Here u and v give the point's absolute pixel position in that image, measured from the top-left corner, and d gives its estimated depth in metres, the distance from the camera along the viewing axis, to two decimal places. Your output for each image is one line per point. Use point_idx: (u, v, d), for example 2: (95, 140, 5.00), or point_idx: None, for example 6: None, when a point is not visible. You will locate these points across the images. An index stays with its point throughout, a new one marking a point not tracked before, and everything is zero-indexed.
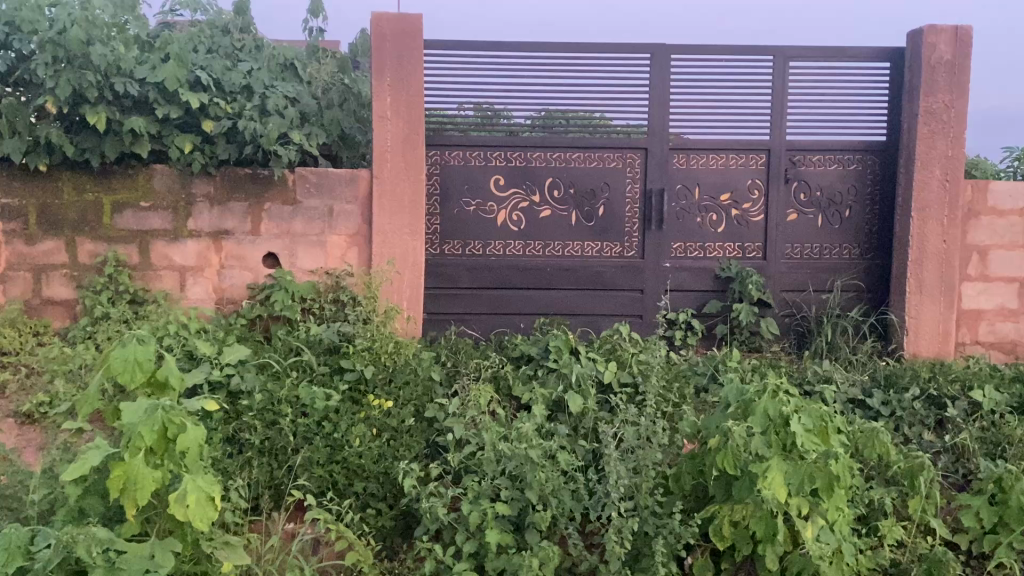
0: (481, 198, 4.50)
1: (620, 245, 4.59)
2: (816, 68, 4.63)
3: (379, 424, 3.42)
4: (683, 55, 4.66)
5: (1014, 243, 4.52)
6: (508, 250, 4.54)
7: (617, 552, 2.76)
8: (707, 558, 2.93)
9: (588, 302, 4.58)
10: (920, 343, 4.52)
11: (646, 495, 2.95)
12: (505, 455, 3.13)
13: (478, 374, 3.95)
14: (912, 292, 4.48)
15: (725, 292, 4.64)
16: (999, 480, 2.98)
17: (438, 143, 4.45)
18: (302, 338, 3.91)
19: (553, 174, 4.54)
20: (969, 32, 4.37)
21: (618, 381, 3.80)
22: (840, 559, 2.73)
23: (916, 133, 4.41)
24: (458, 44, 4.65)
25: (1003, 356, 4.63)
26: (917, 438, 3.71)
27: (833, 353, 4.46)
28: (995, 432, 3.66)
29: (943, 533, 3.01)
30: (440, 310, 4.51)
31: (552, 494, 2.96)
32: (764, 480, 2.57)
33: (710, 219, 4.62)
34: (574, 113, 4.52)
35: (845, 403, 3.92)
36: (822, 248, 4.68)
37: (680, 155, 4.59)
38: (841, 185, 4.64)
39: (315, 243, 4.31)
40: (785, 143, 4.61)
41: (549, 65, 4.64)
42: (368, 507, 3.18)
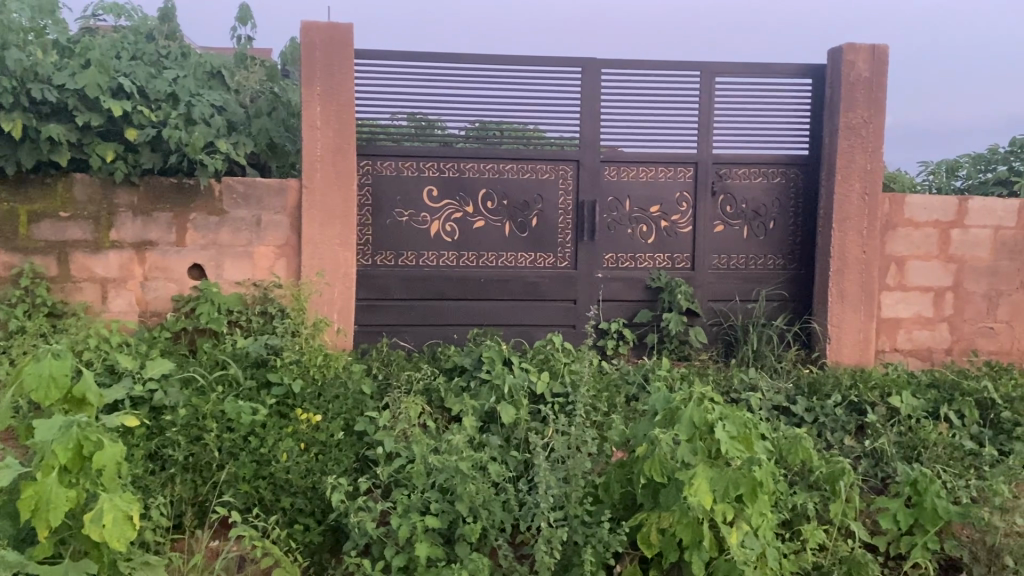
0: (414, 208, 4.49)
1: (552, 256, 4.63)
2: (742, 84, 4.75)
3: (308, 438, 3.38)
4: (613, 69, 4.74)
5: (929, 253, 4.71)
6: (441, 261, 4.54)
7: (546, 562, 2.78)
8: (635, 565, 2.96)
9: (521, 312, 4.60)
10: (842, 351, 4.66)
11: (576, 504, 2.96)
12: (435, 467, 3.11)
13: (409, 386, 3.93)
14: (834, 301, 4.62)
15: (655, 302, 4.72)
16: (914, 483, 3.09)
17: (370, 153, 4.42)
18: (229, 352, 3.84)
19: (486, 185, 4.55)
20: (886, 51, 4.54)
21: (550, 391, 3.82)
22: (764, 563, 2.78)
23: (837, 148, 4.55)
24: (391, 55, 4.64)
25: (919, 363, 4.80)
26: (839, 444, 3.82)
27: (759, 361, 4.56)
28: (911, 436, 3.79)
29: (863, 535, 3.09)
30: (372, 322, 4.47)
31: (482, 506, 2.96)
32: (690, 487, 2.61)
33: (640, 230, 4.70)
34: (508, 124, 4.54)
35: (770, 410, 4.02)
36: (748, 259, 4.80)
37: (611, 167, 4.65)
38: (766, 198, 4.77)
39: (243, 254, 4.24)
40: (712, 156, 4.71)
41: (484, 76, 4.67)
42: (296, 523, 3.15)
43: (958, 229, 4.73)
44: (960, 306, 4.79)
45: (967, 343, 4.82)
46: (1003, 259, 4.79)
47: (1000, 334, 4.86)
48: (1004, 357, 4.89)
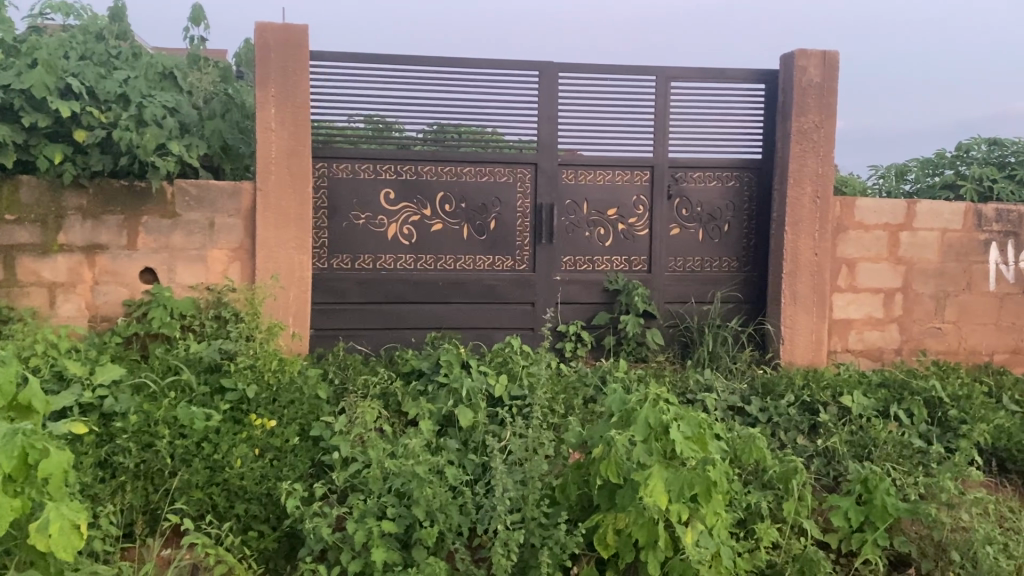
0: (371, 211, 4.47)
1: (511, 259, 4.64)
2: (696, 88, 4.80)
3: (263, 444, 3.32)
4: (570, 73, 4.76)
5: (879, 255, 4.81)
6: (399, 264, 4.52)
7: (503, 564, 2.78)
8: (592, 566, 2.96)
9: (479, 315, 4.60)
10: (795, 352, 4.73)
11: (533, 506, 2.97)
12: (392, 471, 3.10)
13: (366, 391, 3.91)
14: (787, 303, 4.70)
15: (613, 304, 4.75)
16: (865, 481, 3.15)
17: (326, 155, 4.39)
18: (181, 357, 3.78)
19: (443, 188, 4.54)
20: (836, 57, 4.63)
21: (508, 394, 3.82)
22: (719, 562, 2.81)
23: (790, 152, 4.63)
24: (349, 56, 4.62)
25: (870, 363, 4.90)
26: (792, 443, 3.89)
27: (715, 362, 4.62)
28: (862, 435, 3.86)
29: (815, 533, 3.14)
30: (329, 326, 4.43)
31: (439, 509, 2.95)
32: (646, 487, 2.64)
33: (598, 233, 4.73)
34: (466, 127, 4.53)
35: (725, 410, 4.08)
36: (703, 262, 4.85)
37: (569, 171, 4.67)
38: (721, 201, 4.83)
39: (196, 258, 4.18)
40: (668, 160, 4.75)
41: (441, 79, 4.66)
42: (250, 529, 3.11)
43: (907, 232, 4.83)
44: (909, 307, 4.89)
45: (916, 343, 4.93)
46: (950, 260, 4.91)
47: (948, 334, 4.97)
48: (951, 357, 5.00)
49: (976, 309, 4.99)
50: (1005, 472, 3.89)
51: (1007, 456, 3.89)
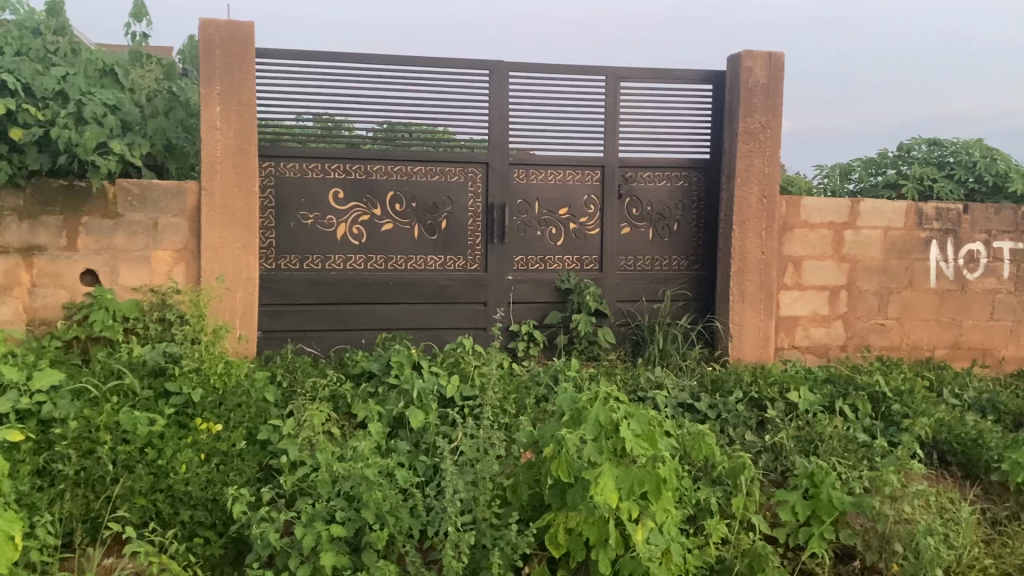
0: (320, 211, 4.40)
1: (462, 258, 4.61)
2: (645, 89, 4.84)
3: (209, 449, 3.25)
4: (521, 72, 4.76)
5: (824, 253, 4.89)
6: (349, 264, 4.47)
7: (453, 566, 2.76)
8: (544, 566, 2.95)
9: (430, 316, 4.57)
10: (743, 349, 4.79)
11: (484, 507, 2.96)
12: (341, 475, 3.05)
13: (315, 393, 3.85)
14: (735, 301, 4.75)
15: (565, 303, 4.76)
16: (811, 475, 3.20)
17: (273, 154, 4.32)
18: (124, 361, 3.68)
19: (393, 187, 4.50)
20: (782, 58, 4.69)
21: (460, 395, 3.80)
22: (669, 560, 2.79)
23: (737, 152, 4.68)
24: (297, 54, 4.55)
25: (816, 359, 4.98)
26: (741, 439, 3.94)
27: (665, 360, 4.65)
28: (809, 430, 3.92)
29: (764, 528, 3.17)
30: (277, 328, 4.37)
31: (389, 512, 2.92)
32: (597, 486, 2.64)
33: (550, 232, 4.73)
34: (417, 126, 4.50)
35: (675, 407, 4.11)
36: (654, 261, 4.89)
37: (520, 170, 4.66)
38: (671, 201, 4.87)
39: (139, 259, 4.08)
40: (619, 159, 4.78)
41: (390, 77, 4.62)
42: (195, 536, 3.05)
43: (851, 230, 4.93)
44: (854, 304, 4.99)
45: (861, 339, 5.03)
46: (892, 258, 5.01)
47: (891, 330, 5.07)
48: (894, 352, 5.11)
49: (918, 305, 5.10)
50: (945, 465, 3.97)
51: (947, 449, 3.97)
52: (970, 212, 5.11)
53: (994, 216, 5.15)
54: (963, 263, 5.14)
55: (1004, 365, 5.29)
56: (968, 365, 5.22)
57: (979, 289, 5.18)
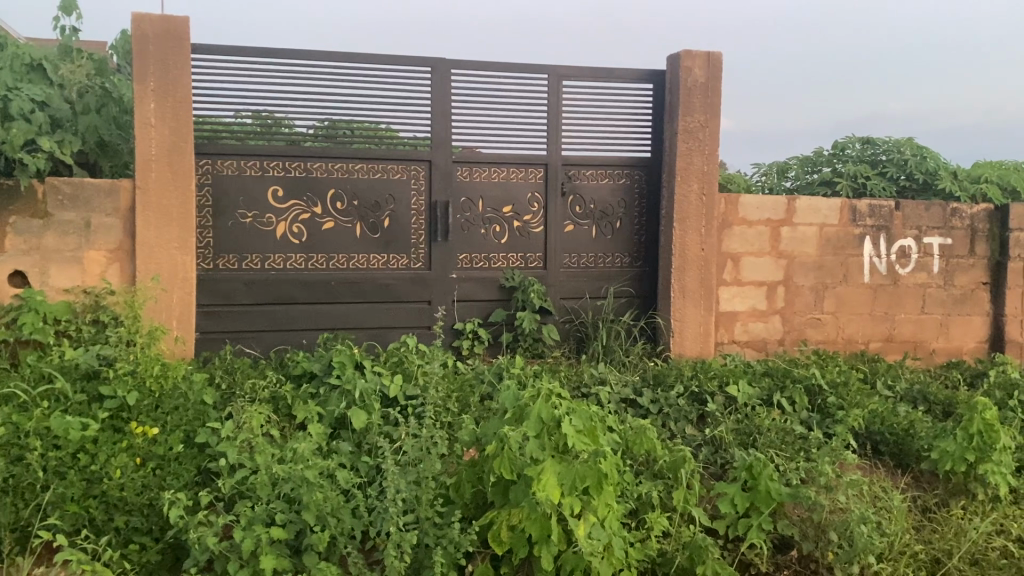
0: (259, 209, 4.34)
1: (405, 257, 4.59)
2: (587, 87, 4.87)
3: (144, 453, 3.19)
4: (463, 70, 4.75)
5: (761, 250, 4.99)
6: (289, 264, 4.41)
7: (396, 566, 2.74)
8: (487, 563, 2.95)
9: (373, 315, 4.54)
10: (684, 344, 4.86)
11: (426, 506, 2.96)
12: (281, 477, 3.01)
13: (254, 395, 3.78)
14: (676, 297, 4.82)
15: (509, 301, 4.78)
16: (750, 467, 3.28)
17: (210, 152, 4.24)
18: (56, 364, 3.56)
19: (334, 185, 4.46)
20: (719, 57, 4.77)
21: (404, 394, 3.78)
22: (611, 554, 2.81)
23: (677, 150, 4.74)
24: (235, 50, 4.48)
25: (755, 353, 5.09)
26: (682, 433, 3.99)
27: (609, 356, 4.69)
28: (748, 423, 4.00)
29: (704, 521, 3.22)
30: (215, 329, 4.29)
31: (330, 514, 2.89)
32: (539, 482, 2.66)
33: (493, 230, 4.73)
34: (358, 123, 4.46)
35: (618, 403, 4.15)
36: (596, 258, 4.93)
37: (463, 168, 4.65)
38: (612, 199, 4.91)
39: (71, 259, 3.97)
40: (561, 157, 4.80)
41: (331, 74, 4.58)
42: (131, 542, 2.95)
43: (787, 227, 5.03)
44: (790, 299, 5.10)
45: (798, 333, 5.14)
46: (828, 254, 5.14)
47: (826, 324, 5.19)
48: (830, 346, 5.23)
49: (852, 299, 5.23)
50: (878, 454, 4.08)
51: (880, 439, 4.08)
52: (901, 209, 5.26)
53: (924, 213, 5.30)
54: (894, 258, 5.29)
55: (935, 357, 5.45)
56: (900, 357, 5.37)
57: (910, 284, 5.34)
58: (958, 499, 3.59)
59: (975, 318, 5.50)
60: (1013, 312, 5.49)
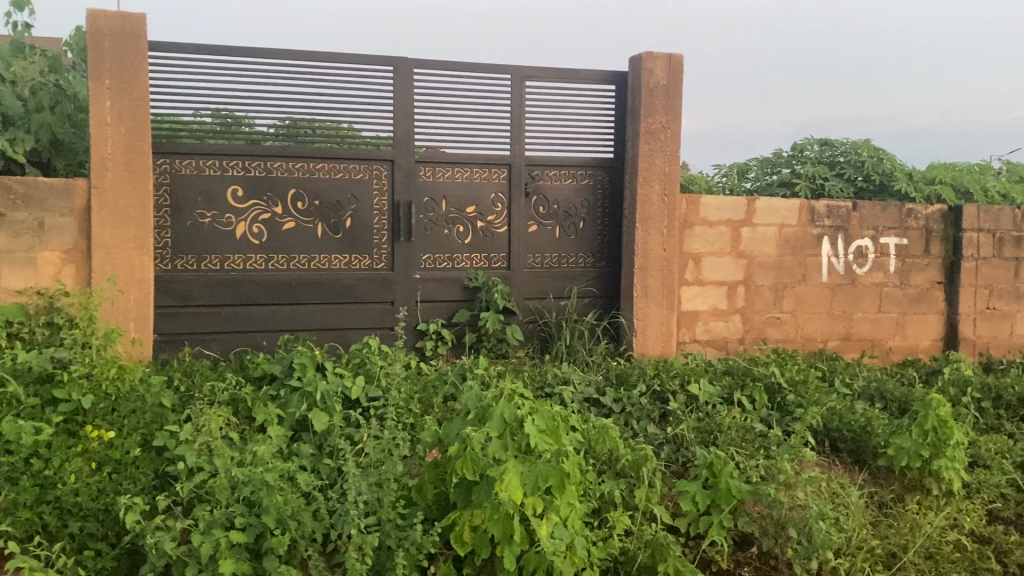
0: (218, 209, 4.29)
1: (368, 257, 4.56)
2: (550, 88, 4.88)
3: (100, 458, 3.14)
4: (426, 70, 4.74)
5: (722, 250, 5.05)
6: (249, 264, 4.36)
7: (357, 568, 2.72)
8: (449, 565, 2.94)
9: (335, 316, 4.50)
10: (647, 343, 4.89)
11: (388, 508, 2.95)
12: (240, 480, 2.97)
13: (213, 397, 3.73)
14: (639, 297, 4.85)
15: (473, 301, 4.77)
16: (711, 465, 3.31)
17: (168, 151, 4.18)
18: (6, 368, 3.41)
19: (295, 185, 4.41)
20: (680, 59, 4.81)
21: (366, 396, 3.76)
22: (574, 553, 2.80)
23: (639, 151, 4.77)
24: (194, 48, 4.42)
25: (716, 352, 5.14)
26: (644, 432, 4.02)
27: (572, 356, 4.70)
28: (709, 421, 4.03)
29: (665, 519, 3.24)
30: (174, 330, 4.23)
31: (291, 517, 2.86)
32: (501, 482, 2.66)
33: (457, 230, 4.72)
34: (320, 123, 4.43)
35: (581, 402, 4.17)
36: (560, 258, 4.94)
37: (426, 168, 4.64)
38: (575, 199, 4.93)
39: (23, 260, 3.88)
40: (525, 157, 4.80)
41: (291, 73, 4.54)
42: (86, 548, 2.91)
43: (747, 227, 5.09)
44: (751, 298, 5.15)
45: (758, 332, 5.20)
46: (787, 254, 5.21)
47: (786, 323, 5.26)
48: (789, 345, 5.30)
49: (811, 299, 5.31)
50: (836, 451, 4.14)
51: (838, 436, 4.14)
52: (859, 210, 5.35)
53: (880, 213, 5.40)
54: (852, 258, 5.38)
55: (892, 356, 5.54)
56: (858, 355, 5.46)
57: (867, 283, 5.43)
58: (914, 494, 3.65)
59: (930, 316, 5.61)
60: (966, 311, 5.61)
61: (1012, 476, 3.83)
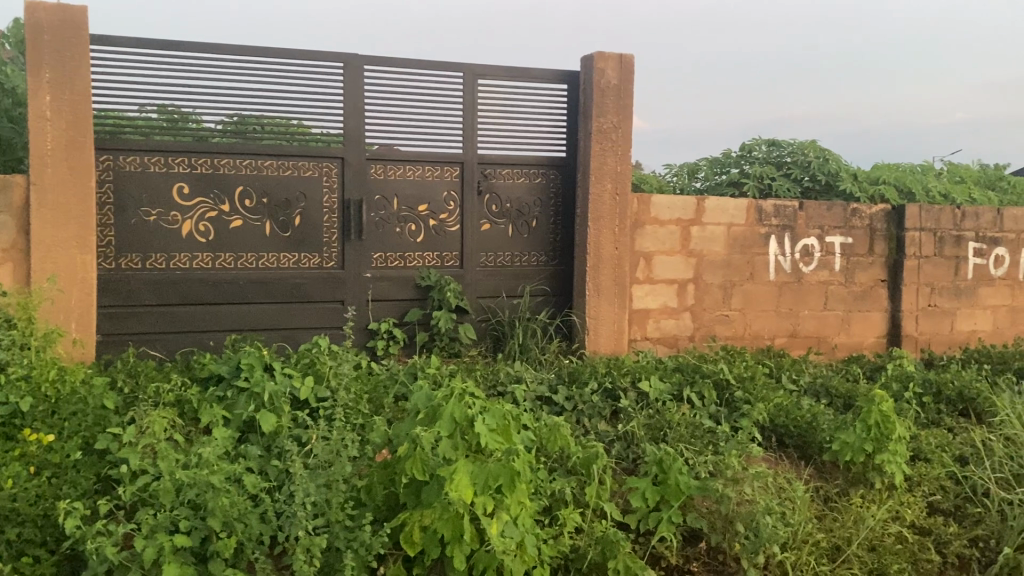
0: (163, 207, 4.20)
1: (317, 256, 4.51)
2: (502, 86, 4.88)
3: (39, 462, 3.07)
4: (377, 67, 4.70)
5: (672, 248, 5.10)
6: (196, 263, 4.28)
7: (305, 570, 2.69)
8: (399, 565, 2.92)
9: (285, 315, 4.45)
10: (599, 341, 4.92)
11: (337, 509, 2.92)
12: (185, 482, 2.91)
13: (158, 398, 3.65)
14: (591, 295, 4.87)
15: (425, 300, 4.75)
16: (660, 462, 3.34)
17: (111, 147, 4.09)
18: None
19: (243, 182, 4.35)
20: (631, 59, 4.85)
21: (315, 396, 3.72)
22: (524, 551, 2.79)
23: (591, 150, 4.80)
24: (138, 42, 4.33)
25: (667, 349, 5.18)
26: (595, 429, 4.04)
27: (525, 355, 4.70)
28: (659, 418, 4.06)
29: (615, 515, 3.26)
30: (118, 331, 4.15)
31: (237, 519, 2.82)
32: (451, 481, 2.65)
33: (408, 229, 4.69)
34: (269, 119, 4.36)
35: (533, 401, 4.18)
36: (512, 257, 4.94)
37: (377, 166, 4.60)
38: (528, 198, 4.93)
39: None
40: (477, 156, 4.79)
41: (239, 68, 4.47)
42: (22, 556, 2.82)
43: (697, 226, 5.15)
44: (700, 296, 5.22)
45: (707, 330, 5.26)
46: (735, 253, 5.28)
47: (734, 320, 5.33)
48: (738, 342, 5.38)
49: (759, 297, 5.39)
50: (783, 447, 4.21)
51: (784, 432, 4.21)
52: (805, 209, 5.44)
53: (826, 213, 5.50)
54: (799, 257, 5.47)
55: (836, 352, 5.66)
56: (804, 352, 5.55)
57: (813, 281, 5.53)
58: (858, 488, 3.73)
59: (874, 314, 5.73)
60: (908, 308, 5.75)
61: (951, 469, 3.93)
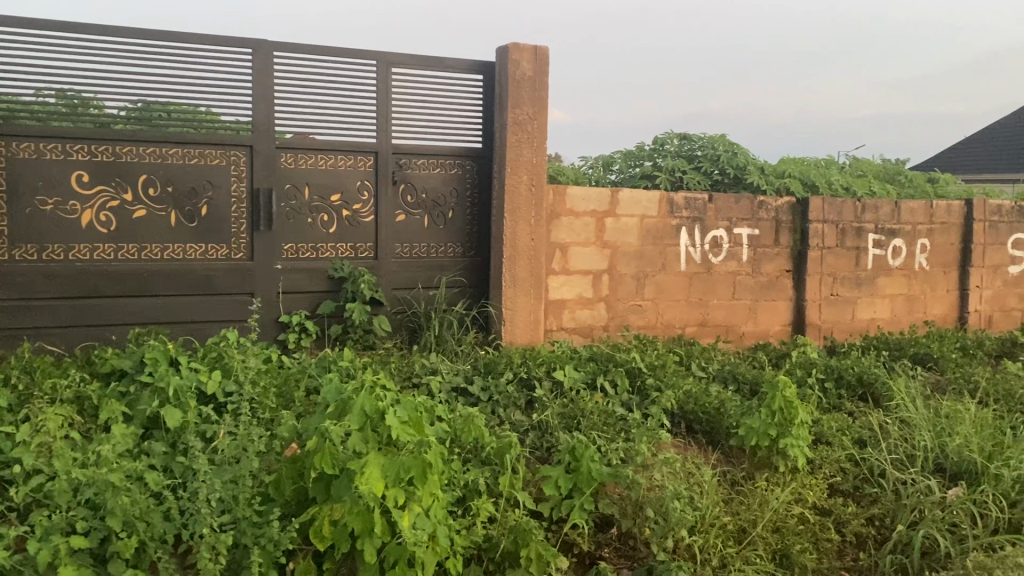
0: (61, 196, 4.04)
1: (226, 247, 4.40)
2: (416, 75, 4.84)
3: None
4: (288, 55, 4.61)
5: (588, 240, 5.16)
6: (97, 254, 4.13)
7: (210, 568, 2.62)
8: (309, 561, 2.87)
9: (192, 309, 4.32)
10: (515, 332, 4.94)
11: (244, 506, 2.86)
12: (83, 481, 2.80)
13: (55, 395, 3.50)
14: (507, 286, 4.89)
15: (339, 292, 4.69)
16: (573, 450, 3.38)
17: (3, 132, 3.90)
18: None
19: (146, 171, 4.20)
20: (546, 51, 4.87)
21: (223, 390, 3.62)
22: (436, 543, 2.78)
23: (506, 141, 4.81)
24: (33, 23, 4.14)
25: (582, 339, 5.24)
26: (510, 419, 4.06)
27: (440, 346, 4.69)
28: (572, 407, 4.10)
29: (528, 503, 3.28)
30: (11, 325, 3.97)
31: (138, 518, 2.73)
32: (362, 475, 2.63)
33: (321, 219, 4.62)
34: (174, 105, 4.23)
35: (448, 392, 4.17)
36: (428, 248, 4.92)
37: (288, 155, 4.50)
38: (443, 188, 4.91)
39: None
40: (391, 145, 4.75)
41: (142, 53, 4.32)
42: None
43: (611, 218, 5.22)
44: (614, 287, 5.29)
45: (621, 320, 5.34)
46: (648, 244, 5.37)
47: (646, 310, 5.43)
48: (650, 331, 5.48)
49: (671, 287, 5.50)
50: (692, 433, 4.30)
51: (693, 418, 4.31)
52: (714, 202, 5.57)
53: (733, 206, 5.64)
54: (708, 248, 5.60)
55: (744, 340, 5.82)
56: (713, 340, 5.69)
57: (722, 272, 5.67)
58: (762, 471, 3.85)
59: (779, 303, 5.92)
60: (811, 298, 5.96)
61: (850, 452, 4.09)
